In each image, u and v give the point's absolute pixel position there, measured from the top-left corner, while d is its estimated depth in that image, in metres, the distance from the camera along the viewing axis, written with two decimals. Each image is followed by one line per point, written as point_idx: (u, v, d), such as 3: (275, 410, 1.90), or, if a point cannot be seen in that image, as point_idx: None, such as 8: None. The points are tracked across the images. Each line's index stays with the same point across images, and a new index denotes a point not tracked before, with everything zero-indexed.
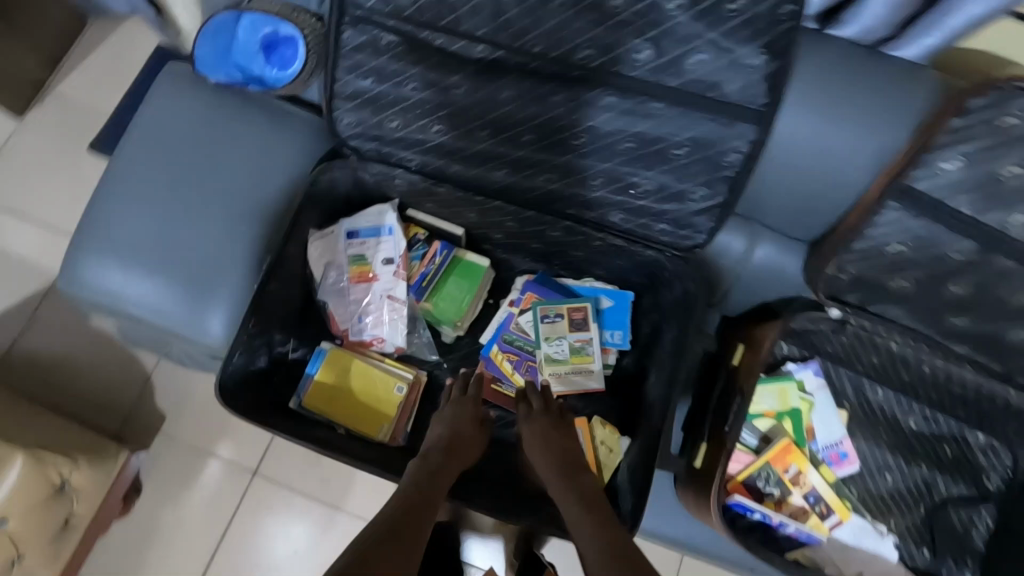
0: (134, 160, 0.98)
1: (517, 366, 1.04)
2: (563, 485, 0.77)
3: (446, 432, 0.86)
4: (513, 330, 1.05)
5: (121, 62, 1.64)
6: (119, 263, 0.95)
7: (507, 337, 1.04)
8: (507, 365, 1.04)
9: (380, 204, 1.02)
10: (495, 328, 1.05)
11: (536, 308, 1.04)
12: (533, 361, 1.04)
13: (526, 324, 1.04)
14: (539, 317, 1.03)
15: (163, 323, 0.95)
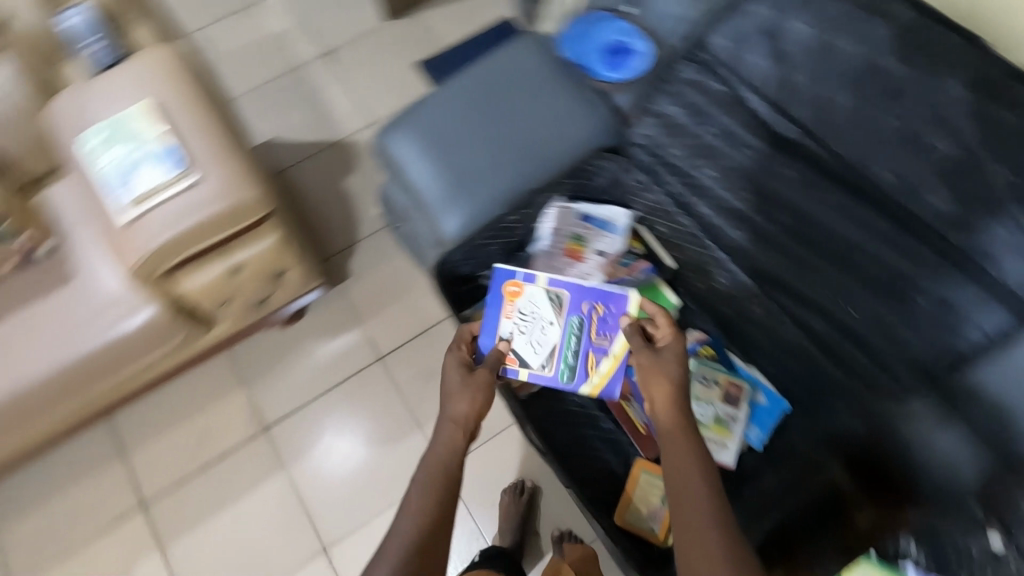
0: (472, 77, 1.20)
1: (602, 355, 1.08)
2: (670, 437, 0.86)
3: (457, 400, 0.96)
4: (546, 354, 1.09)
5: (474, 19, 2.19)
6: (422, 141, 1.19)
7: (565, 372, 1.08)
8: (596, 367, 1.08)
9: (620, 208, 1.16)
10: (536, 371, 1.08)
11: (514, 308, 1.09)
12: (596, 306, 1.09)
13: (524, 332, 1.08)
14: (536, 313, 1.10)
15: (421, 200, 1.18)
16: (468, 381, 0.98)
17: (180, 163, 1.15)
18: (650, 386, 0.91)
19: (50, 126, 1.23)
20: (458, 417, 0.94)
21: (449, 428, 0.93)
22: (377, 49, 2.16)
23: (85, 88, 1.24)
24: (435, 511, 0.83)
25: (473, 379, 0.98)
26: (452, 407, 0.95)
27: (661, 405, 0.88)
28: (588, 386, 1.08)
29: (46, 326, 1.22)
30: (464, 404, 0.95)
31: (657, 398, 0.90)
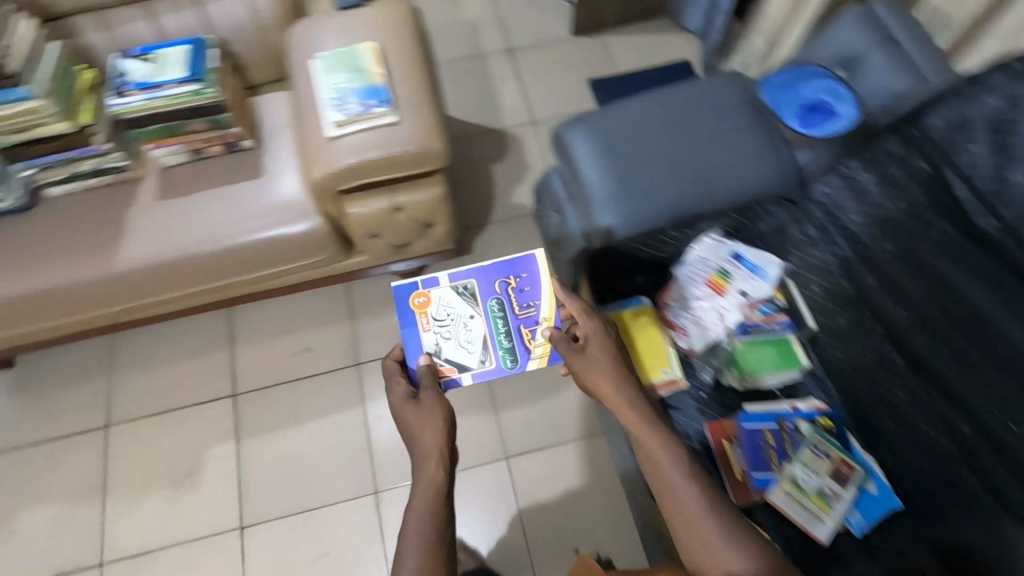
0: (667, 99, 1.29)
1: (527, 324, 1.25)
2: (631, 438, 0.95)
3: (424, 428, 1.04)
4: (480, 349, 1.23)
5: (655, 54, 2.27)
6: (603, 140, 1.27)
7: (507, 359, 1.23)
8: (530, 338, 1.23)
9: (774, 258, 1.16)
10: (477, 367, 1.21)
11: (428, 318, 1.24)
12: (509, 281, 1.26)
13: (454, 333, 1.23)
14: (454, 314, 1.24)
15: (585, 192, 1.24)
16: (422, 411, 1.07)
17: (382, 103, 1.24)
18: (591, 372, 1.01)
19: (288, 44, 1.41)
20: (429, 449, 1.01)
21: (422, 460, 1.00)
22: (555, 58, 2.28)
23: (325, 19, 1.41)
24: (432, 546, 0.89)
25: (424, 408, 1.07)
26: (417, 440, 1.03)
27: (607, 388, 0.99)
28: (535, 359, 1.23)
29: (226, 209, 1.37)
30: (428, 427, 1.03)
31: (603, 388, 1.00)
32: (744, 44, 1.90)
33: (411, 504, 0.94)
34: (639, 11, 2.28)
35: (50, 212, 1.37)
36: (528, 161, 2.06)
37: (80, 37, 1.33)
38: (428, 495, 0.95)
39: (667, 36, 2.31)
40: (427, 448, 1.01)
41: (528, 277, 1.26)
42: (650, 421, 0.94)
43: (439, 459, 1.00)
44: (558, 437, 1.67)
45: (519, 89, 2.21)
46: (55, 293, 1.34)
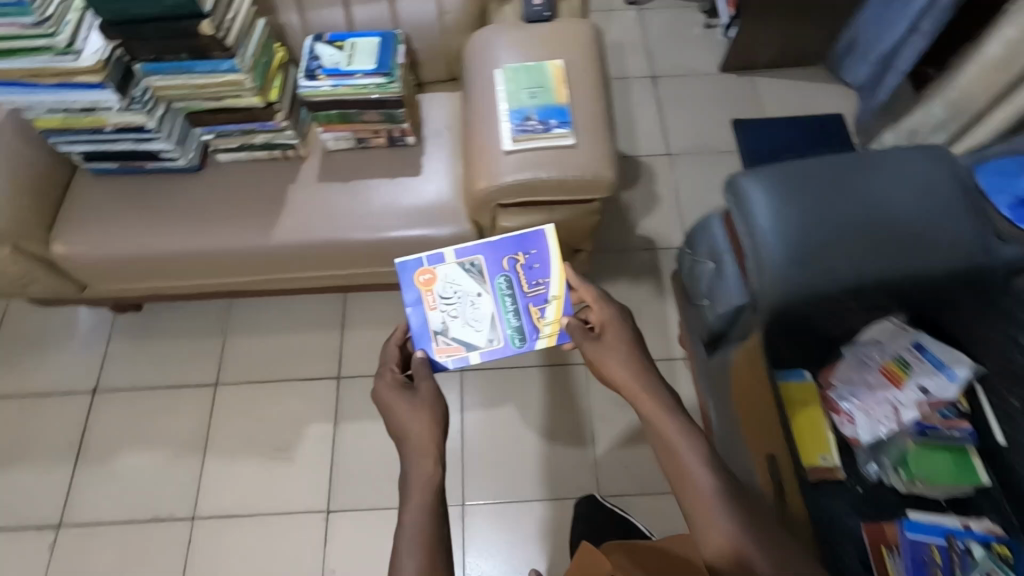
0: (860, 160, 1.19)
1: (535, 304, 1.26)
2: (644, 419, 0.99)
3: (413, 416, 1.06)
4: (488, 328, 1.25)
5: (807, 102, 2.17)
6: (783, 191, 1.17)
7: (513, 337, 1.24)
8: (540, 319, 1.25)
9: (962, 358, 1.11)
10: (484, 346, 1.24)
11: (435, 296, 1.25)
12: (516, 258, 1.26)
13: (461, 314, 1.25)
14: (462, 292, 1.26)
15: (756, 244, 1.16)
16: (417, 400, 1.10)
17: (566, 124, 1.20)
18: (610, 361, 1.07)
19: (466, 50, 1.41)
20: (419, 446, 1.02)
21: (417, 450, 1.01)
22: (699, 91, 2.21)
23: (507, 29, 1.40)
24: (432, 554, 0.88)
25: (420, 401, 1.09)
26: (411, 433, 1.04)
27: (621, 374, 1.04)
28: (543, 340, 1.25)
29: (380, 202, 1.39)
30: (419, 417, 1.06)
31: (617, 373, 1.05)
32: (919, 109, 1.79)
33: (409, 497, 0.95)
34: (796, 55, 2.19)
35: (218, 178, 1.43)
36: (659, 194, 2.00)
37: (275, 16, 1.37)
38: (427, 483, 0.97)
39: (822, 85, 2.20)
40: (419, 437, 1.03)
41: (538, 255, 1.28)
42: (663, 400, 0.98)
43: (432, 453, 1.01)
44: (655, 485, 1.61)
45: (657, 118, 2.15)
46: (211, 256, 1.39)
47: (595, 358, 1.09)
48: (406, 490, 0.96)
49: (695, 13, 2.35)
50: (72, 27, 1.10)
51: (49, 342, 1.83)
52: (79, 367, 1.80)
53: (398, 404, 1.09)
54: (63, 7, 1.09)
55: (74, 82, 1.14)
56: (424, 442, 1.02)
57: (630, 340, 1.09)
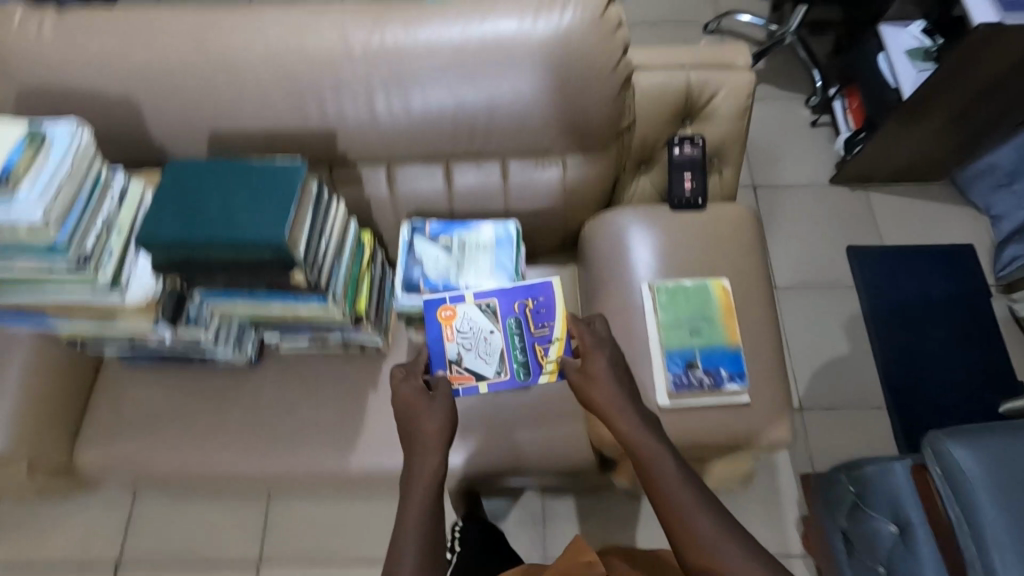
0: None
1: (547, 342, 1.06)
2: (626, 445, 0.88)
3: (419, 424, 0.96)
4: (496, 361, 1.08)
5: (931, 227, 1.89)
6: (1007, 476, 0.96)
7: (521, 371, 1.07)
8: (546, 357, 1.06)
9: None
10: (492, 379, 1.07)
11: (451, 330, 1.06)
12: (526, 302, 1.07)
13: (474, 350, 1.07)
14: (473, 327, 1.06)
15: (983, 551, 0.92)
16: (429, 410, 0.97)
17: (743, 378, 0.94)
18: (591, 379, 0.93)
19: (590, 232, 1.14)
20: (424, 452, 0.93)
21: (426, 447, 0.94)
22: (807, 207, 1.93)
23: (642, 212, 1.13)
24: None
25: (434, 411, 0.97)
26: (422, 442, 0.94)
27: (601, 388, 0.92)
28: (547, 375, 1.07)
29: (482, 421, 1.13)
30: (430, 413, 0.97)
31: (599, 388, 0.92)
32: None
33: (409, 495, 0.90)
34: (921, 173, 1.91)
35: (281, 376, 1.17)
36: None
37: (361, 190, 1.10)
38: (434, 477, 0.91)
39: (947, 206, 1.92)
40: (425, 448, 0.93)
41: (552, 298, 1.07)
42: (635, 409, 0.90)
43: (442, 447, 0.94)
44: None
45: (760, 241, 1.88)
46: (271, 479, 1.14)
47: (574, 378, 0.95)
48: (410, 486, 0.91)
49: (800, 108, 2.05)
50: (116, 256, 0.83)
51: (60, 503, 1.57)
52: (97, 535, 1.55)
53: (423, 404, 0.98)
54: (105, 233, 0.82)
55: (117, 318, 0.87)
56: (429, 452, 0.93)
57: (614, 347, 0.97)
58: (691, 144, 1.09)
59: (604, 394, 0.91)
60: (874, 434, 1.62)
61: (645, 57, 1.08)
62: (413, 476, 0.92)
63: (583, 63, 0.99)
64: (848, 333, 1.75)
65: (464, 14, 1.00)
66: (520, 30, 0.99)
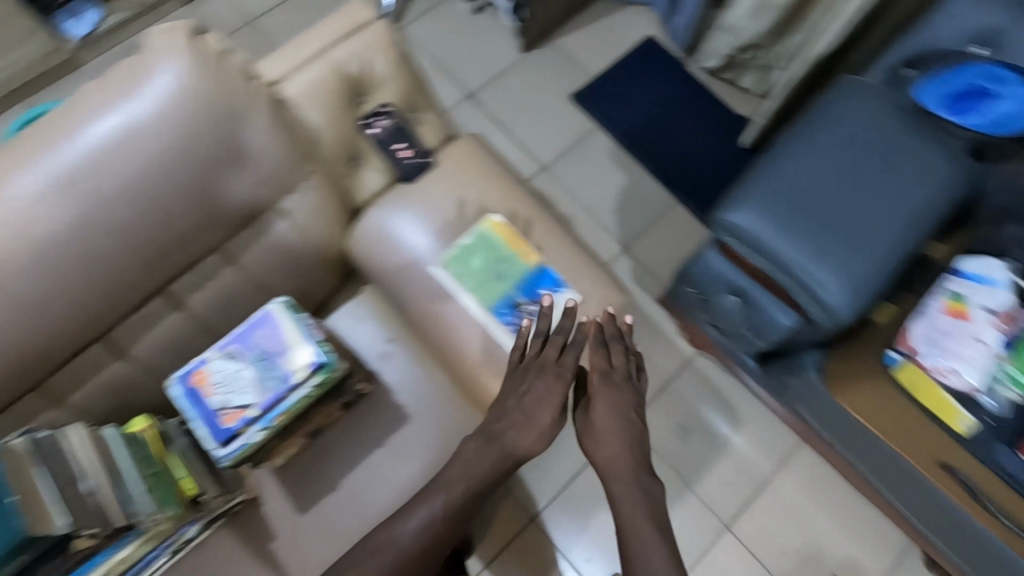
0: (804, 141, 1.16)
1: (288, 348, 0.91)
2: (621, 488, 0.90)
3: (524, 409, 0.92)
4: (257, 390, 0.89)
5: (617, 39, 2.06)
6: (778, 210, 1.12)
7: (277, 379, 0.89)
8: (293, 360, 0.90)
9: (989, 256, 1.12)
10: (259, 404, 0.88)
11: (206, 386, 0.89)
12: (258, 330, 0.92)
13: (230, 389, 0.89)
14: (227, 372, 0.89)
15: (800, 273, 1.08)
16: (533, 396, 0.92)
17: (564, 286, 1.01)
18: (597, 434, 0.94)
19: (359, 251, 1.06)
20: (502, 451, 0.91)
21: (507, 428, 0.92)
22: (521, 86, 2.00)
23: (390, 205, 1.06)
24: None
25: (547, 394, 0.92)
26: (507, 435, 0.92)
27: (603, 455, 0.93)
28: (299, 374, 0.89)
29: (392, 484, 1.06)
30: (560, 391, 0.92)
31: (602, 454, 0.93)
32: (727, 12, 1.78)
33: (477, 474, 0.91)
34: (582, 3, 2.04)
35: None
36: (567, 214, 1.84)
37: (94, 383, 0.92)
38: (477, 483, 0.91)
39: (614, 13, 2.10)
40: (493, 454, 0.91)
41: (279, 314, 0.93)
42: (627, 464, 0.92)
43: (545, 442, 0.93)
44: (769, 486, 1.63)
45: (505, 138, 1.93)
46: None
47: (579, 428, 0.97)
48: (422, 506, 0.91)
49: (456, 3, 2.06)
50: None
51: None
52: None
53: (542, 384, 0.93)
54: None
55: None
56: (495, 456, 0.91)
57: (626, 398, 0.97)
58: (383, 117, 1.04)
59: (607, 462, 0.92)
60: (685, 228, 1.83)
61: (277, 68, 0.97)
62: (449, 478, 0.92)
63: (217, 114, 0.86)
64: (619, 166, 1.89)
65: (49, 146, 0.80)
66: (129, 123, 0.81)
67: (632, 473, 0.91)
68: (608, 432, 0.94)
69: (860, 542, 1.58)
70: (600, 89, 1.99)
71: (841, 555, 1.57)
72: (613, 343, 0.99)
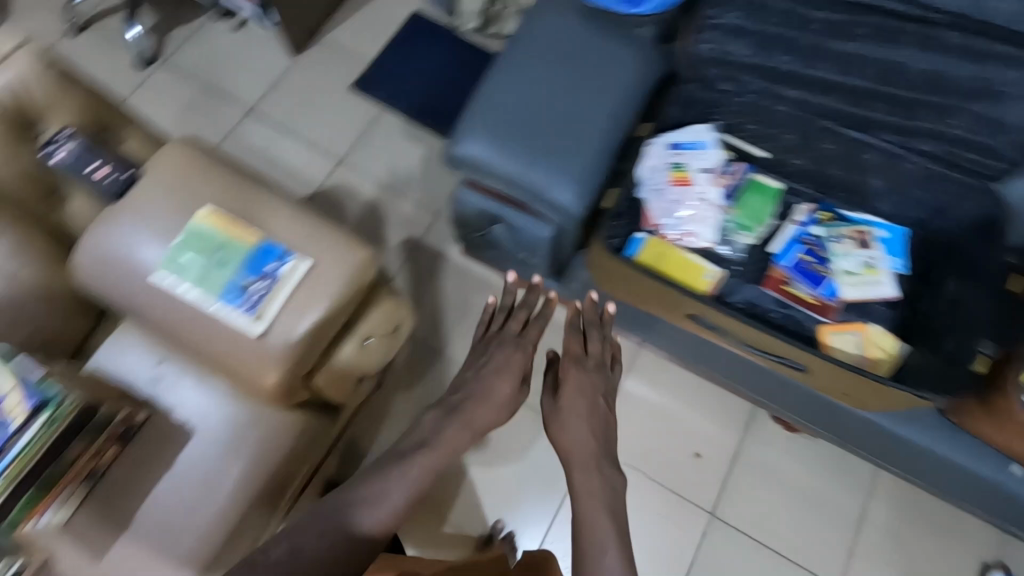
0: (509, 63, 1.20)
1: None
2: (581, 434, 1.11)
3: (506, 375, 1.15)
4: None
5: (386, 19, 2.07)
6: (499, 134, 1.16)
7: None
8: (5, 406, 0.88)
9: (703, 123, 1.21)
10: None
11: None
12: None
13: None
14: None
15: (531, 185, 1.15)
16: (503, 365, 1.16)
17: (287, 254, 1.00)
18: (561, 398, 1.17)
19: (84, 285, 1.03)
20: (478, 422, 1.09)
21: (491, 402, 1.12)
22: (301, 89, 1.98)
23: (101, 229, 1.02)
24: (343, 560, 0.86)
25: (514, 360, 1.17)
26: (477, 414, 1.10)
27: (567, 422, 1.12)
28: (14, 418, 0.87)
29: (193, 503, 1.04)
30: (520, 355, 1.19)
31: (566, 423, 1.12)
32: None
33: (444, 440, 1.03)
34: None
35: None
36: (375, 199, 1.85)
37: None
38: (428, 463, 0.99)
39: None
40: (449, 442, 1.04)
41: None
42: (588, 425, 1.12)
43: (505, 410, 1.14)
44: (622, 391, 1.72)
45: (296, 144, 1.91)
46: None
47: (548, 393, 1.19)
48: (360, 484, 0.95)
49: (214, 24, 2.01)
50: None
51: None
52: None
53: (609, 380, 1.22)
54: None
55: None
56: (459, 427, 1.06)
57: (594, 372, 1.20)
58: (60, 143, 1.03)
59: (570, 426, 1.12)
60: None
61: None
62: (430, 438, 1.03)
63: None
64: (413, 140, 1.92)
65: None
66: None
67: (592, 428, 1.12)
68: (580, 402, 1.14)
69: (715, 418, 1.68)
70: (379, 72, 2.00)
71: (702, 436, 1.67)
72: (589, 334, 1.25)
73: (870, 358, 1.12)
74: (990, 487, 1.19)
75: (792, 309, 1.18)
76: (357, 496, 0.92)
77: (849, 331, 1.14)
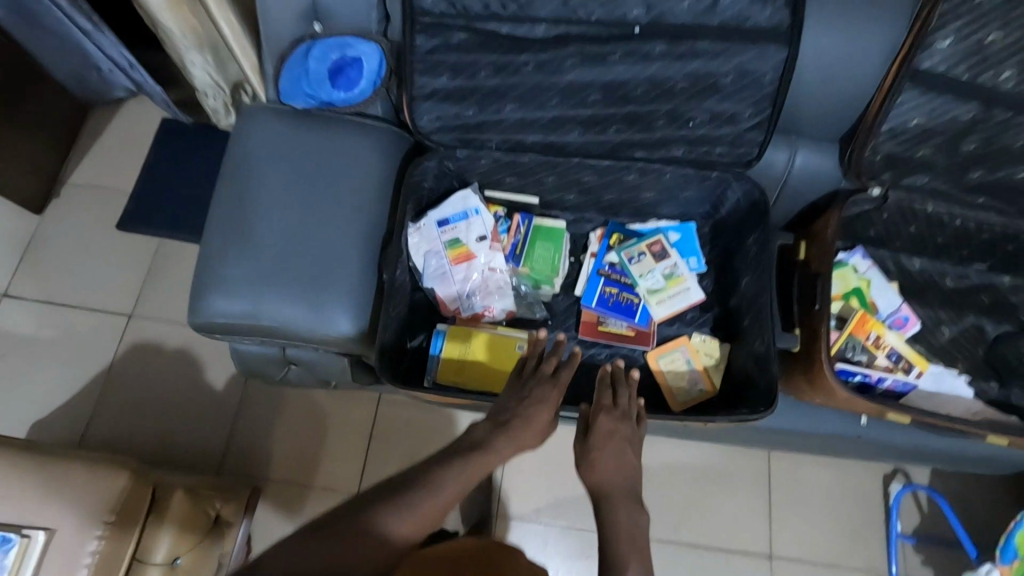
0: (234, 197, 1.05)
1: None
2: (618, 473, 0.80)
3: (548, 391, 0.88)
4: None
5: (133, 138, 1.80)
6: (246, 281, 1.01)
7: None
8: None
9: (462, 189, 1.14)
10: None
11: None
12: None
13: None
14: None
15: (301, 325, 1.01)
16: (538, 386, 0.87)
17: (7, 537, 0.89)
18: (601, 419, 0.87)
19: None
20: (519, 447, 0.82)
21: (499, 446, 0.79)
22: (57, 248, 1.69)
23: None
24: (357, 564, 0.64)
25: (552, 383, 0.89)
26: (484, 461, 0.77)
27: (609, 461, 0.81)
28: None
29: None
30: (557, 394, 0.87)
31: (607, 457, 0.82)
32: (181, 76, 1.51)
33: (499, 447, 0.79)
34: (69, 129, 1.75)
35: None
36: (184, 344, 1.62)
37: None
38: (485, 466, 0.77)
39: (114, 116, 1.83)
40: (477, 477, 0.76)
41: None
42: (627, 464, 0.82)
43: (543, 440, 0.86)
44: None
45: (70, 314, 1.63)
46: None
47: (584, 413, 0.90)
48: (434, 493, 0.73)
49: None
50: None
51: None
52: None
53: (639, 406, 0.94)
54: None
55: None
56: (506, 447, 0.80)
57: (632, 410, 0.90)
58: None
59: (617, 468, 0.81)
60: None
61: None
62: (482, 442, 0.80)
63: None
64: None
65: None
66: None
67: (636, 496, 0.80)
68: (620, 464, 0.82)
69: None
70: (141, 199, 1.73)
71: None
72: (619, 387, 0.92)
73: (701, 370, 1.11)
74: (849, 439, 1.20)
75: (617, 346, 1.14)
76: (397, 483, 0.72)
77: (674, 349, 1.12)
